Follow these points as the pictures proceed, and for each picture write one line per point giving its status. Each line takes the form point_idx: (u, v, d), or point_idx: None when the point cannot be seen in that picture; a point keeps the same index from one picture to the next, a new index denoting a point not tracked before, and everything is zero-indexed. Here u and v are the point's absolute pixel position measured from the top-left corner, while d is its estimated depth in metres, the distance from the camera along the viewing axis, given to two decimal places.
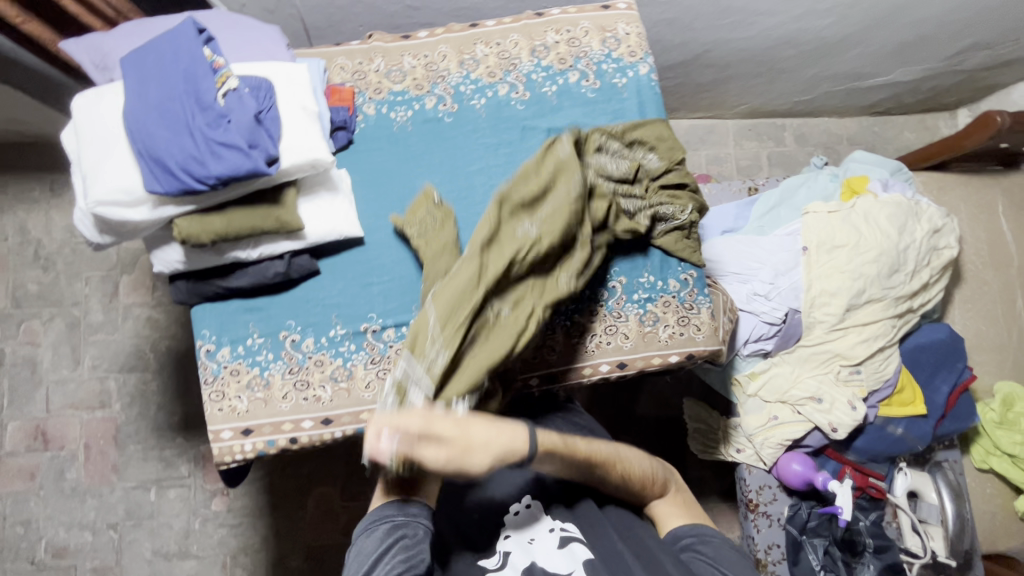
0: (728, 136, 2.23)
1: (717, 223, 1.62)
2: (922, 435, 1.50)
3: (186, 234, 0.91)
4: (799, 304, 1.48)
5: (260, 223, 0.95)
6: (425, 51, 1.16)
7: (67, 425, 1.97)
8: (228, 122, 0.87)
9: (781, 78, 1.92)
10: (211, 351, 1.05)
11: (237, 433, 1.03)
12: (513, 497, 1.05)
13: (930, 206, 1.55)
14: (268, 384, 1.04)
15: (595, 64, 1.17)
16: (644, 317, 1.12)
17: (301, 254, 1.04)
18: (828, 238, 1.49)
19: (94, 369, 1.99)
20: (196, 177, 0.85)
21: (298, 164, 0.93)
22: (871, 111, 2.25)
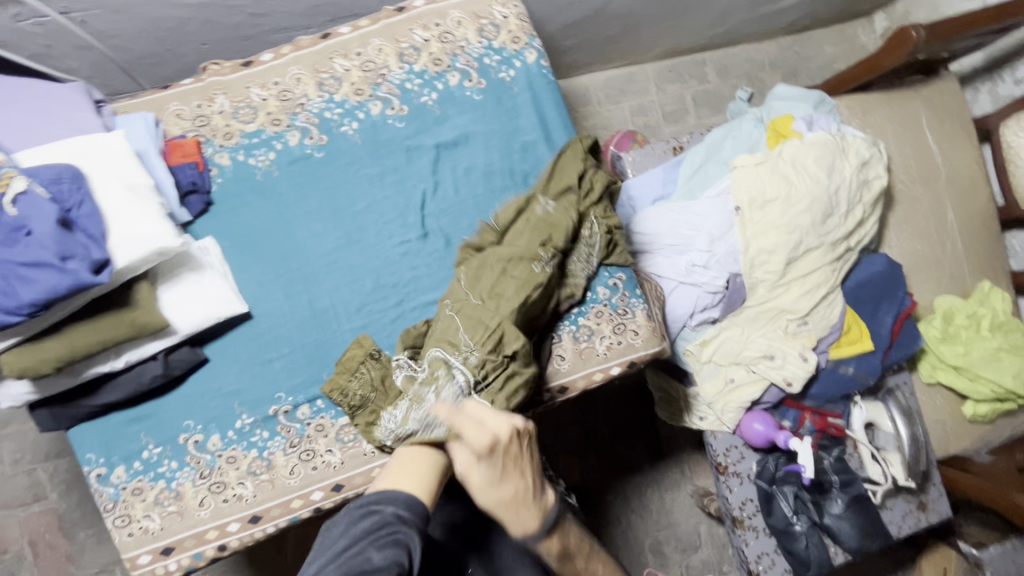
0: (649, 82, 2.08)
1: (646, 192, 1.53)
2: (872, 369, 1.51)
3: (18, 369, 0.76)
4: (739, 267, 1.43)
5: (111, 334, 0.80)
6: (275, 76, 0.98)
7: (4, 526, 1.82)
8: (29, 235, 0.70)
9: (692, 15, 1.78)
10: (103, 474, 0.92)
11: (156, 555, 0.92)
12: None
13: (855, 138, 1.49)
14: (179, 495, 0.93)
15: (475, 60, 1.02)
16: (577, 333, 1.05)
17: (179, 348, 0.91)
18: (759, 192, 1.42)
19: (16, 462, 1.82)
20: (5, 310, 0.70)
21: (140, 258, 0.79)
22: (789, 31, 2.14)
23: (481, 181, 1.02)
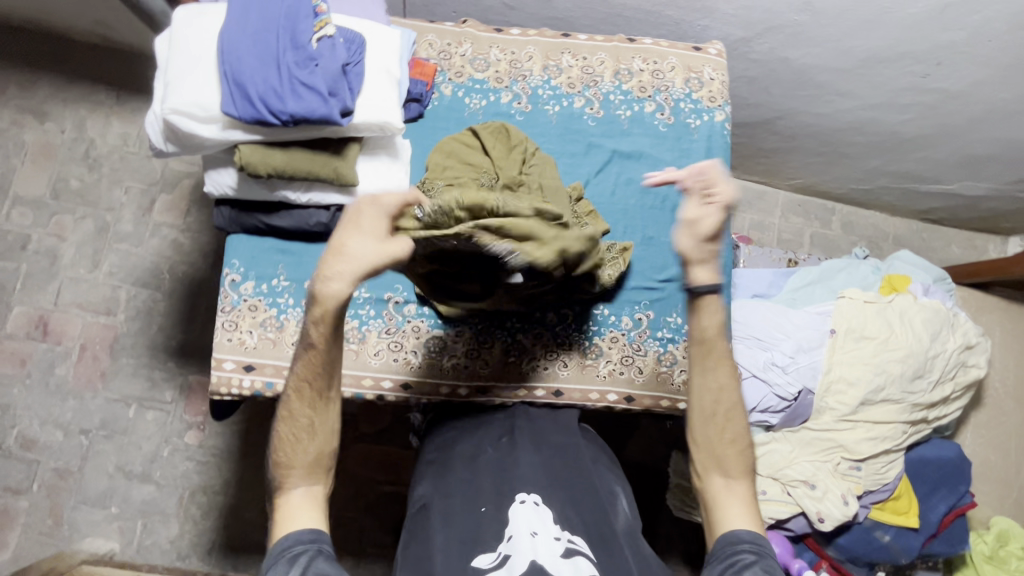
0: (776, 207, 2.19)
1: (750, 286, 1.62)
2: (908, 548, 1.44)
3: (246, 161, 0.92)
4: (813, 385, 1.44)
5: (317, 169, 0.96)
6: (513, 48, 1.18)
7: (69, 322, 1.97)
8: (316, 66, 0.88)
9: (844, 162, 1.91)
10: (236, 281, 1.05)
11: (239, 367, 1.02)
12: (523, 488, 0.89)
13: (966, 321, 1.52)
14: (281, 327, 1.04)
15: (673, 101, 1.18)
16: (661, 356, 1.12)
17: (346, 211, 1.05)
18: (858, 326, 1.47)
19: (110, 276, 2.00)
20: (271, 109, 0.86)
21: (368, 122, 0.94)
22: (922, 217, 2.22)
23: (637, 194, 1.15)
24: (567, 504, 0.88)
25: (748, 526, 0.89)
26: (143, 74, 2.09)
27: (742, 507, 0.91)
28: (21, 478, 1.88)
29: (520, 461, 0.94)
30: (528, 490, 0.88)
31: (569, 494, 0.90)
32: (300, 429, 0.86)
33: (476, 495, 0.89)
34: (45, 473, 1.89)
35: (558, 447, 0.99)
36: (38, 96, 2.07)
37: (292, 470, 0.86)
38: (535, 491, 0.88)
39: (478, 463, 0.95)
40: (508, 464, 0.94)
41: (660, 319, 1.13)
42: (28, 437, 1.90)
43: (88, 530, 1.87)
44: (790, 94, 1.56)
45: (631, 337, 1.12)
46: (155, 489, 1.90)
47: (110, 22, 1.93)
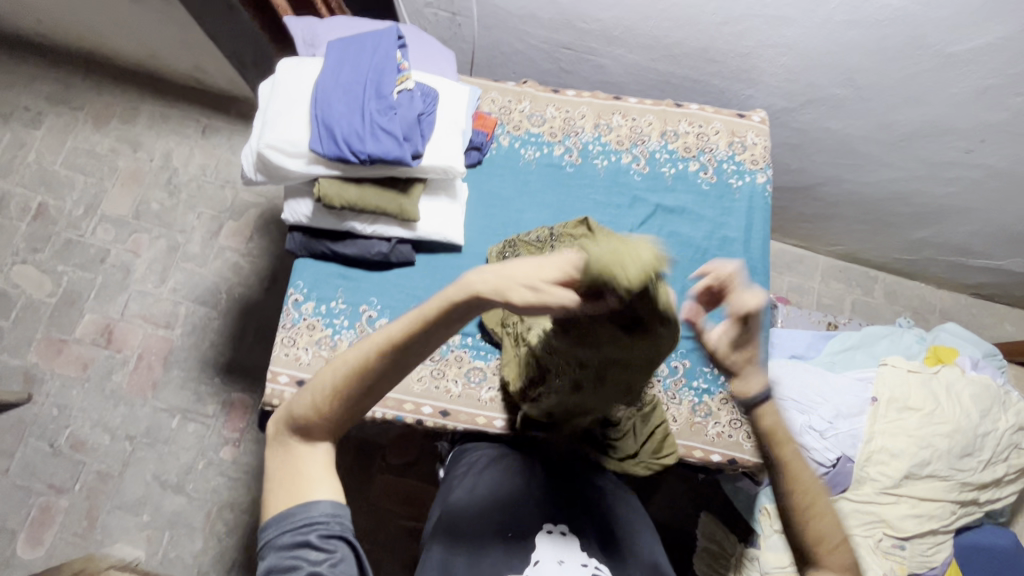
0: (816, 271, 2.19)
1: (787, 346, 1.60)
2: None
3: (323, 193, 1.03)
4: (854, 453, 1.39)
5: (385, 205, 1.06)
6: (568, 107, 1.28)
7: (131, 332, 2.11)
8: (395, 114, 1.00)
9: (886, 231, 1.92)
10: (299, 301, 1.13)
11: (292, 381, 1.08)
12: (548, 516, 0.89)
13: (1020, 401, 1.46)
14: (334, 346, 1.11)
15: (716, 162, 1.25)
16: (696, 407, 1.12)
17: (405, 244, 1.13)
18: (901, 396, 1.42)
19: (173, 292, 2.16)
20: (353, 149, 0.97)
21: (434, 165, 1.04)
22: (971, 292, 2.18)
23: (677, 246, 1.20)
24: (597, 537, 0.89)
25: None
26: (228, 113, 2.33)
27: None
28: (66, 478, 1.97)
29: (544, 497, 0.92)
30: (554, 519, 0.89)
31: (592, 524, 0.90)
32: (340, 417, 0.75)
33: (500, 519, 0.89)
34: (88, 475, 1.98)
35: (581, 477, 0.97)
36: (136, 127, 2.32)
37: (326, 431, 0.76)
38: (563, 521, 0.89)
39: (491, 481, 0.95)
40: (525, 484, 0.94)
41: (695, 368, 1.14)
42: (79, 438, 2.01)
43: (119, 535, 1.93)
44: (831, 162, 1.61)
45: (666, 384, 1.13)
46: (186, 501, 1.96)
47: (207, 67, 2.18)
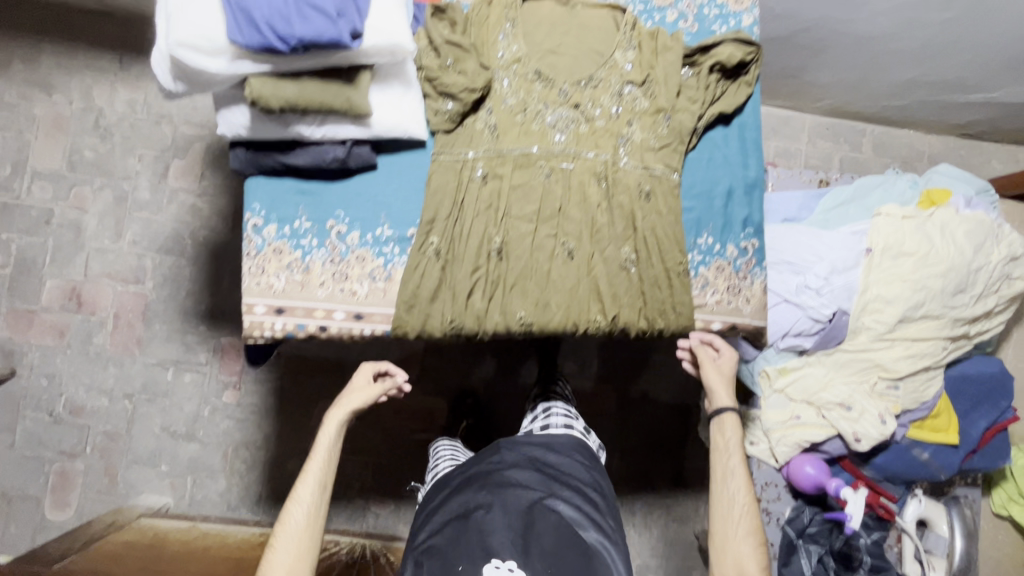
0: (803, 131, 2.14)
1: (780, 209, 1.54)
2: (947, 465, 1.43)
3: (257, 95, 0.88)
4: (849, 306, 1.39)
5: (330, 100, 0.92)
6: None
7: (100, 292, 2.01)
8: None
9: (874, 76, 1.82)
10: (258, 225, 1.03)
11: (270, 310, 1.03)
12: (500, 550, 0.90)
13: (1011, 232, 1.44)
14: (307, 268, 1.04)
15: (696, 7, 1.10)
16: (694, 279, 1.08)
17: (362, 145, 1.01)
18: (897, 243, 1.39)
19: (133, 244, 2.02)
20: (280, 35, 0.82)
21: (379, 46, 0.90)
22: (960, 132, 2.13)
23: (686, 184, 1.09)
24: (537, 555, 0.91)
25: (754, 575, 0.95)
26: (144, 35, 2.05)
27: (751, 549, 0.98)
28: (74, 443, 1.97)
29: (493, 521, 0.94)
30: (504, 556, 0.89)
31: (534, 543, 0.93)
32: (297, 551, 1.05)
33: (456, 549, 0.92)
34: (96, 436, 1.98)
35: (546, 474, 1.07)
36: (42, 67, 2.05)
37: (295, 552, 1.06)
38: (511, 556, 0.90)
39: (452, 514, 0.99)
40: (484, 523, 0.95)
41: (691, 240, 1.08)
42: (76, 403, 1.98)
43: (142, 486, 1.97)
44: None
45: (694, 270, 1.08)
46: (200, 447, 1.99)
47: None
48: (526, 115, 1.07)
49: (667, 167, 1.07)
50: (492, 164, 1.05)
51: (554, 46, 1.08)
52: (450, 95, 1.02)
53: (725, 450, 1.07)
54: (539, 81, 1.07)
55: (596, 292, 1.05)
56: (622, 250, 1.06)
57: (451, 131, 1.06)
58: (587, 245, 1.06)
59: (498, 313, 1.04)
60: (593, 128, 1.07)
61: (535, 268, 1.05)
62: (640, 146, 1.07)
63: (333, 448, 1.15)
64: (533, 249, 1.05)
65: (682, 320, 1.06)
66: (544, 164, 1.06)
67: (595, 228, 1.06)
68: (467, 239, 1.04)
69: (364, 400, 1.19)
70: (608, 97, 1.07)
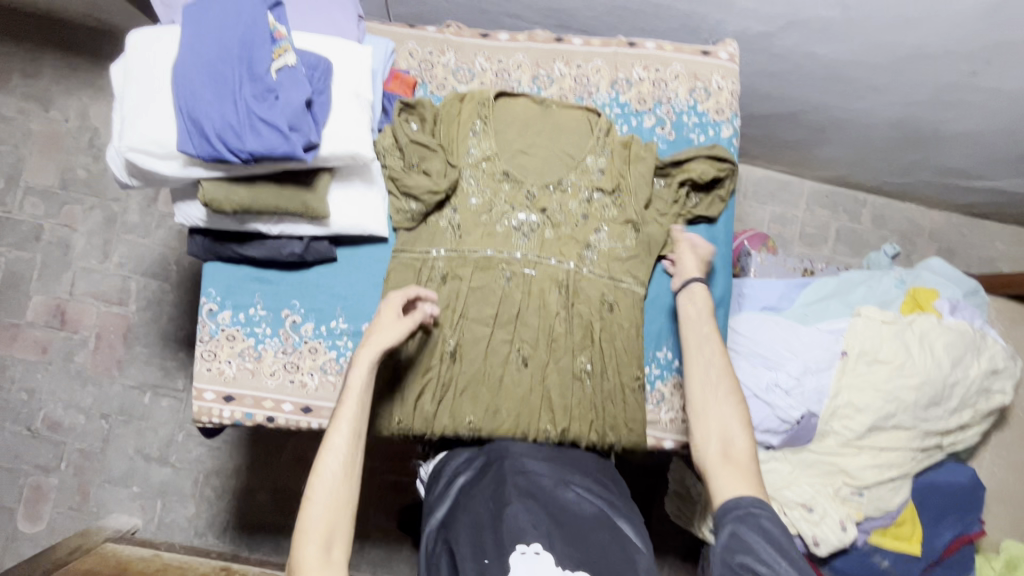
0: (801, 197, 2.09)
1: (760, 297, 1.50)
2: (907, 574, 1.40)
3: (210, 198, 0.88)
4: (818, 409, 1.36)
5: (285, 204, 0.91)
6: (501, 56, 1.09)
7: (84, 311, 2.03)
8: (276, 98, 0.82)
9: (875, 156, 1.77)
10: (213, 311, 1.03)
11: (219, 397, 1.03)
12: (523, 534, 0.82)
13: (994, 344, 1.41)
14: (259, 357, 1.03)
15: (675, 114, 1.08)
16: (650, 394, 1.07)
17: (321, 239, 1.01)
18: (872, 349, 1.37)
19: (120, 266, 2.04)
20: (231, 149, 0.81)
21: (338, 155, 0.88)
22: (964, 211, 2.07)
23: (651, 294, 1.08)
24: (563, 539, 0.82)
25: (747, 493, 0.83)
26: None
27: (733, 477, 0.85)
28: (50, 458, 2.01)
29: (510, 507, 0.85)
30: (529, 539, 0.81)
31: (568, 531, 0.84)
32: (333, 502, 0.81)
33: (478, 543, 0.83)
34: (71, 453, 2.01)
35: (556, 462, 0.96)
36: (41, 83, 2.06)
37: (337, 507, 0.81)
38: (535, 539, 0.81)
39: (460, 511, 0.90)
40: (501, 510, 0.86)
41: (650, 353, 1.07)
42: (54, 419, 2.01)
43: (113, 506, 2.00)
44: (815, 88, 1.42)
45: (650, 385, 1.07)
46: (172, 471, 2.01)
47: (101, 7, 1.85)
48: (491, 216, 1.05)
49: (631, 279, 1.05)
50: (452, 268, 1.04)
51: (526, 146, 1.06)
52: (414, 195, 1.01)
53: (697, 322, 0.96)
54: (507, 181, 1.05)
55: (548, 402, 1.03)
56: (578, 360, 1.04)
57: (413, 228, 1.05)
58: (542, 353, 1.04)
59: (446, 417, 1.02)
60: (558, 234, 1.05)
61: (488, 374, 1.03)
62: (605, 256, 1.05)
63: (367, 386, 0.89)
64: (487, 353, 1.04)
65: (633, 436, 1.04)
66: (505, 268, 1.04)
67: (552, 333, 1.04)
68: (421, 340, 1.03)
69: (397, 337, 0.92)
70: (576, 202, 1.05)
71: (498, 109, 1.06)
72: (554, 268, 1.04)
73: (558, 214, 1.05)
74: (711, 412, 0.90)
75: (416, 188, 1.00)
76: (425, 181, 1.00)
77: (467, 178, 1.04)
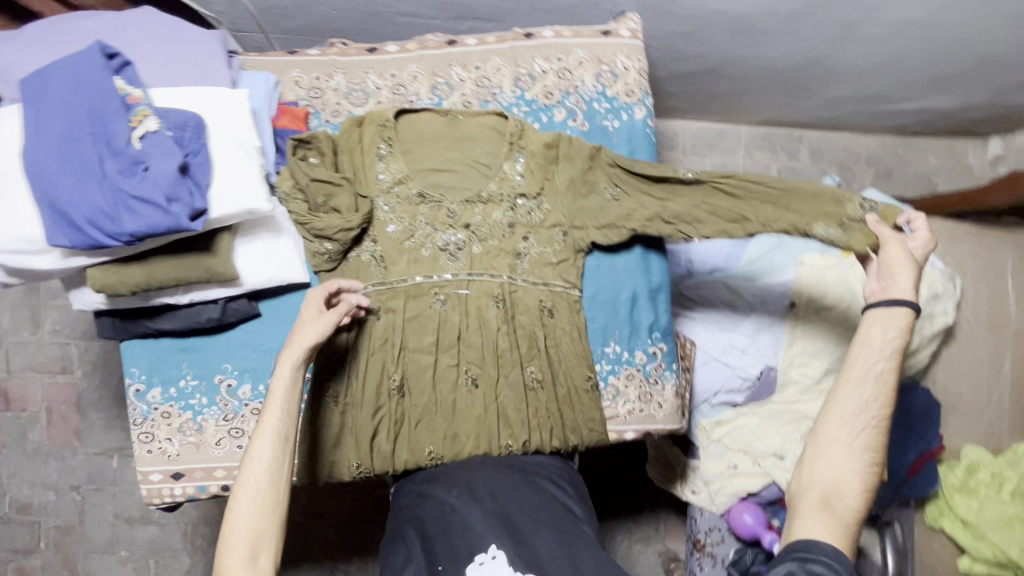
0: (740, 144, 2.07)
1: (706, 261, 1.46)
2: (877, 500, 1.49)
3: (103, 284, 0.82)
4: (776, 362, 1.42)
5: (187, 273, 0.85)
6: (395, 70, 1.04)
7: (28, 386, 1.93)
8: (144, 169, 0.75)
9: (802, 95, 1.75)
10: (141, 391, 0.98)
11: (167, 477, 0.99)
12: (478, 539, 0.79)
13: (933, 270, 1.45)
14: (200, 429, 0.99)
15: (585, 102, 1.04)
16: (603, 391, 1.06)
17: (238, 298, 0.96)
18: (820, 296, 1.39)
19: (55, 333, 1.93)
20: (107, 232, 0.74)
21: (233, 213, 0.82)
22: (897, 131, 2.09)
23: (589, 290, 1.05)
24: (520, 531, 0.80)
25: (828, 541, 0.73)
26: None
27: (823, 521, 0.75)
28: (28, 540, 1.95)
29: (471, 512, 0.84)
30: (485, 545, 0.78)
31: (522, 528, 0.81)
32: (261, 506, 0.76)
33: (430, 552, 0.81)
34: (49, 531, 1.95)
35: (514, 467, 0.94)
36: None
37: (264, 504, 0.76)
38: (494, 542, 0.79)
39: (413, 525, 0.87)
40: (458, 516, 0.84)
41: (598, 350, 1.06)
42: (22, 501, 1.94)
43: (104, 574, 1.96)
44: (729, 42, 1.39)
45: (604, 379, 1.06)
46: (158, 529, 1.97)
47: None
48: (415, 240, 1.00)
49: (566, 281, 1.03)
50: (382, 300, 1.00)
51: (438, 163, 1.01)
52: (326, 237, 0.95)
53: (877, 351, 0.82)
54: (424, 202, 1.00)
55: (505, 418, 1.01)
56: (527, 370, 1.02)
57: (334, 267, 1.00)
58: (491, 370, 1.02)
59: (406, 452, 1.00)
60: (487, 247, 1.02)
61: (439, 402, 1.01)
62: (538, 262, 1.02)
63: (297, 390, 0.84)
64: (435, 381, 1.01)
65: (595, 434, 1.04)
66: (438, 292, 1.01)
67: (497, 347, 1.02)
68: (365, 380, 1.00)
69: (321, 334, 0.86)
70: (500, 212, 1.01)
71: (401, 128, 1.00)
72: (489, 282, 1.01)
73: (484, 227, 1.01)
74: (832, 450, 0.79)
75: (328, 229, 0.94)
76: (335, 220, 0.94)
77: (382, 206, 0.99)
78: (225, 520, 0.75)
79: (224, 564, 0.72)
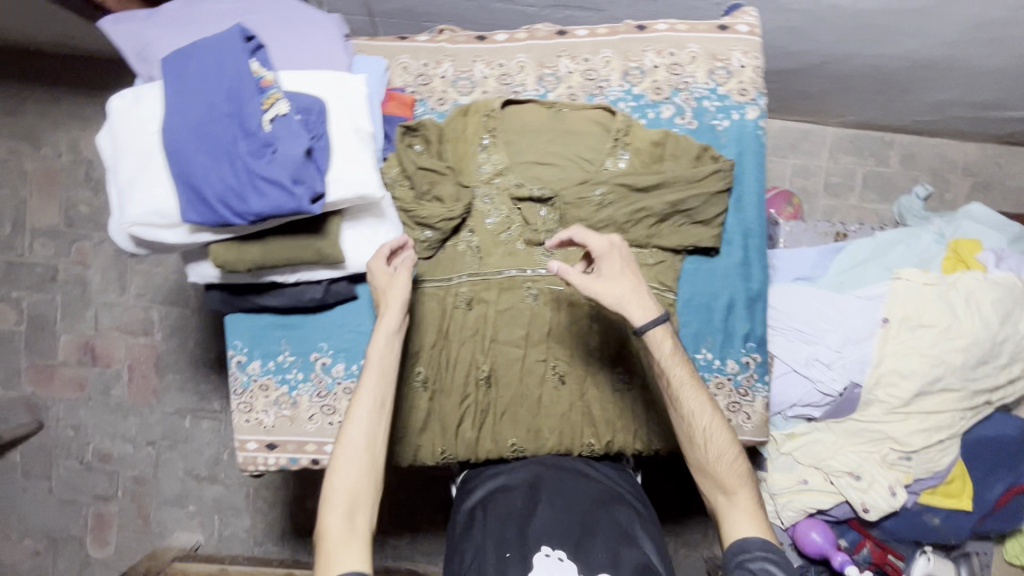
0: (824, 146, 1.97)
1: (792, 268, 1.44)
2: (959, 530, 1.41)
3: (223, 261, 0.86)
4: (861, 379, 1.34)
5: (299, 255, 0.88)
6: (502, 59, 1.03)
7: (112, 345, 2.05)
8: (273, 152, 0.77)
9: (903, 97, 1.65)
10: (242, 362, 1.02)
11: (262, 446, 1.03)
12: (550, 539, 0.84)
13: None
14: (295, 403, 1.02)
15: (695, 100, 1.00)
16: None
17: (340, 280, 0.98)
18: (915, 314, 1.32)
19: (139, 297, 2.04)
20: (235, 212, 0.77)
21: (346, 198, 0.83)
22: (999, 140, 1.94)
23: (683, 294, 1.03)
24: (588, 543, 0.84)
25: (756, 533, 0.84)
26: (123, 81, 1.97)
27: (747, 518, 0.86)
28: (106, 487, 2.08)
29: (539, 510, 0.89)
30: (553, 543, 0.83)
31: (589, 536, 0.85)
32: (360, 467, 0.82)
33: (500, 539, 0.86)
34: (126, 481, 2.08)
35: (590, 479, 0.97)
36: (27, 120, 2.00)
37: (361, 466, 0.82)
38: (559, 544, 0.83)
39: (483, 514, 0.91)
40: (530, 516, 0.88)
41: (688, 356, 1.03)
42: (103, 451, 2.07)
43: (173, 525, 2.09)
44: (838, 38, 1.31)
45: None
46: (223, 488, 2.07)
47: (74, 35, 1.77)
48: (512, 233, 1.00)
49: (662, 285, 1.00)
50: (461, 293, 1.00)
51: (540, 155, 1.00)
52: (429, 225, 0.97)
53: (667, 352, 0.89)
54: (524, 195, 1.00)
55: (590, 416, 1.01)
56: (615, 371, 1.01)
57: (430, 256, 1.01)
58: (578, 367, 1.01)
59: (489, 442, 1.01)
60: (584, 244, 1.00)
61: (525, 396, 1.01)
62: (633, 262, 1.00)
63: (394, 355, 0.88)
64: (522, 374, 1.01)
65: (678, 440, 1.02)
66: (531, 286, 1.00)
67: (586, 345, 1.01)
68: (454, 369, 1.01)
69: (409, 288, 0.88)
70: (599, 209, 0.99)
71: (507, 119, 0.99)
72: None
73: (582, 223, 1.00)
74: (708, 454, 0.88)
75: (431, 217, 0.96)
76: (439, 209, 0.96)
77: (482, 197, 0.99)
78: (328, 479, 0.81)
79: (326, 517, 0.79)
